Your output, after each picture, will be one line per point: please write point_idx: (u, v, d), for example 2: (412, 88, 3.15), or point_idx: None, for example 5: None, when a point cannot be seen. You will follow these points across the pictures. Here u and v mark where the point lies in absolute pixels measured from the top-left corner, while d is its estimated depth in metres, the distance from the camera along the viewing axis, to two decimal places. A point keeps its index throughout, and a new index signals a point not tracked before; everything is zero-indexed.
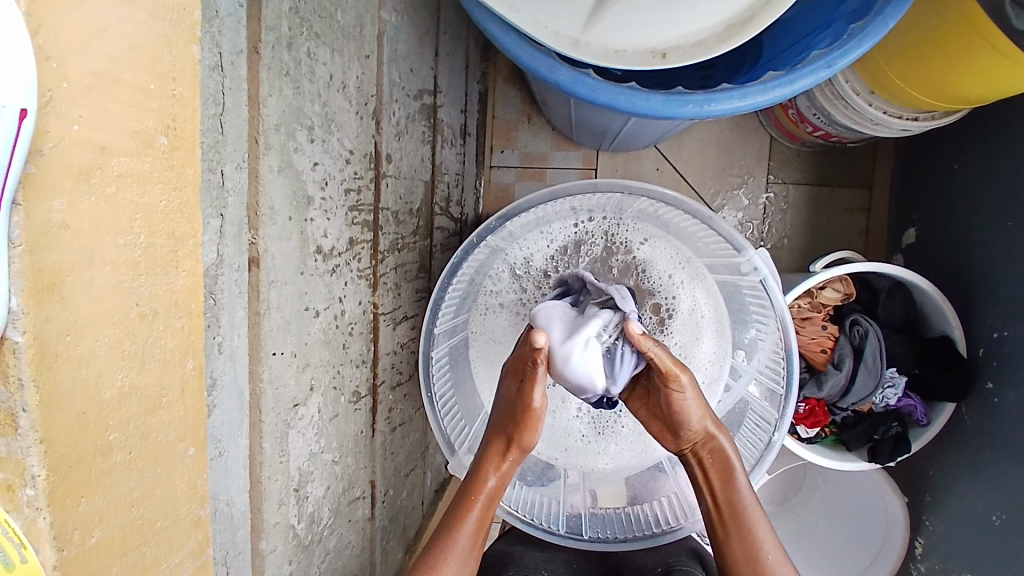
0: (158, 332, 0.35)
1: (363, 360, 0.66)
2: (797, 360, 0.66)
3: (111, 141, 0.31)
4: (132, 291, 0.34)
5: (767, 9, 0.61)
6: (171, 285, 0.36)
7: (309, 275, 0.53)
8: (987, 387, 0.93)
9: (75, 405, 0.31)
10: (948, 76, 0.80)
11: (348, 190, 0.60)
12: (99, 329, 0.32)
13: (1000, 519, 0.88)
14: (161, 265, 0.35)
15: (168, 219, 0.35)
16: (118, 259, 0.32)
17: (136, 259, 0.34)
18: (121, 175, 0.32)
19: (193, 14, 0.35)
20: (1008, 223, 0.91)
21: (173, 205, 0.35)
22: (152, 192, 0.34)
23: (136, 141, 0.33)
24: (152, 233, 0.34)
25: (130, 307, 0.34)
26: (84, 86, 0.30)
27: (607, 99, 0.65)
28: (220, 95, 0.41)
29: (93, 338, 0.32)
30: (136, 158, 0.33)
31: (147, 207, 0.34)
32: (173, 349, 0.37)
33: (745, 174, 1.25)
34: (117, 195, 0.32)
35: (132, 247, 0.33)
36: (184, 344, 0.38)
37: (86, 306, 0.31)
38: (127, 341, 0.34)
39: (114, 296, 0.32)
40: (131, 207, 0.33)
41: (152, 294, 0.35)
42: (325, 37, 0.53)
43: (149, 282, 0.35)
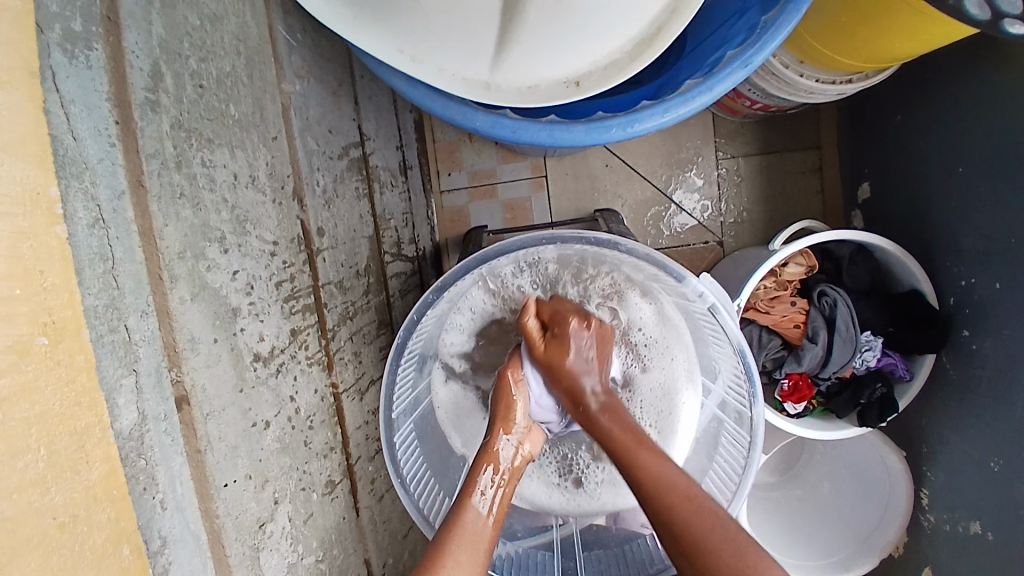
0: (83, 534, 0.34)
1: (330, 448, 0.64)
2: (757, 379, 0.64)
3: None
4: (47, 506, 0.32)
5: (674, 18, 0.59)
6: (86, 482, 0.34)
7: (250, 389, 0.51)
8: (964, 335, 0.93)
9: None
10: (875, 42, 0.79)
11: (280, 283, 0.58)
12: (21, 555, 0.30)
13: (997, 465, 0.89)
14: (68, 467, 0.33)
15: (67, 418, 0.33)
16: (22, 483, 0.31)
17: (40, 474, 0.32)
18: (5, 394, 0.30)
19: (47, 192, 0.33)
20: (960, 168, 0.90)
21: (68, 401, 0.33)
22: (44, 398, 0.32)
23: (13, 355, 0.31)
24: (51, 441, 0.32)
25: (48, 524, 0.32)
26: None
27: (529, 137, 0.62)
28: (107, 250, 0.38)
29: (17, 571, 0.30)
30: (15, 372, 0.31)
31: (41, 414, 0.32)
32: (105, 542, 0.35)
33: (693, 155, 1.24)
34: (4, 418, 0.30)
35: (35, 463, 0.31)
36: (115, 532, 0.35)
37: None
38: (52, 557, 0.32)
39: (29, 518, 0.31)
40: (23, 423, 0.31)
41: (67, 500, 0.33)
42: (219, 139, 0.50)
43: (61, 489, 0.33)
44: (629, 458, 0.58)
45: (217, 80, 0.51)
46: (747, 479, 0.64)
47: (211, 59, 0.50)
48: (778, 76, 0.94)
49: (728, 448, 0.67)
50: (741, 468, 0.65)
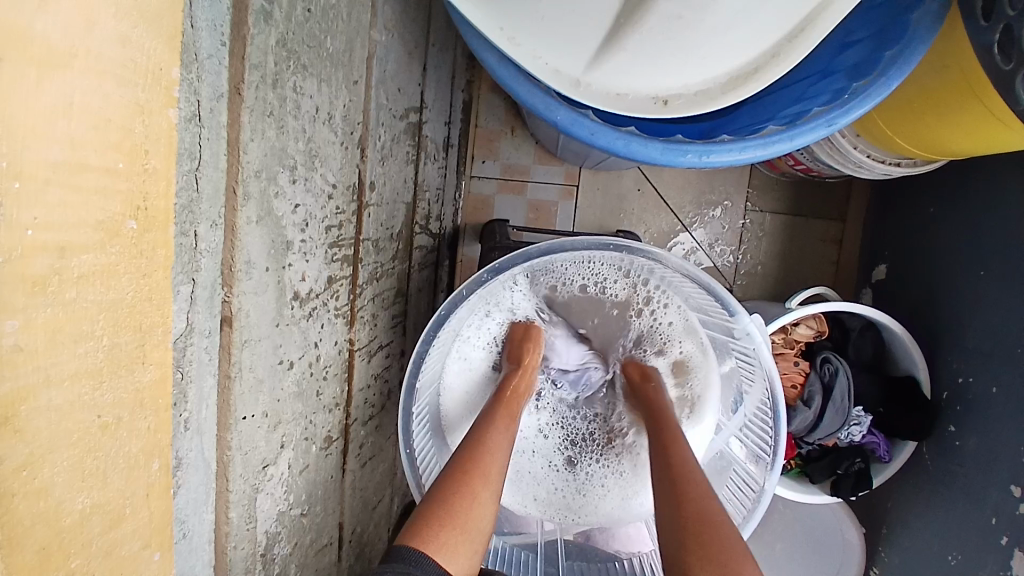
0: (123, 440, 0.32)
1: (335, 404, 0.63)
2: (784, 423, 0.63)
3: (71, 238, 0.28)
4: (94, 402, 0.30)
5: (773, 62, 0.60)
6: (138, 383, 0.33)
7: (284, 326, 0.49)
8: (949, 430, 0.95)
9: (35, 540, 0.28)
10: (941, 134, 0.81)
11: (330, 227, 0.56)
12: (58, 453, 0.29)
13: (955, 559, 0.91)
14: (126, 365, 0.32)
15: (135, 312, 0.32)
16: (77, 370, 0.29)
17: (97, 366, 0.30)
18: (84, 275, 0.29)
19: (170, 73, 0.32)
20: (981, 274, 0.92)
21: (140, 295, 0.32)
22: (119, 285, 0.31)
23: (101, 233, 0.29)
24: (116, 332, 0.31)
25: (93, 420, 0.30)
26: (41, 181, 0.26)
27: (605, 142, 0.62)
28: (196, 149, 0.37)
29: (52, 465, 0.28)
30: (101, 252, 0.30)
31: (112, 303, 0.31)
32: (139, 453, 0.34)
33: (724, 199, 1.25)
34: (78, 298, 0.29)
35: (95, 352, 0.30)
36: (150, 445, 0.35)
37: (45, 431, 0.28)
38: (88, 458, 0.30)
39: (74, 411, 0.29)
40: (95, 307, 0.30)
41: (116, 400, 0.32)
42: (313, 68, 0.49)
43: (112, 388, 0.31)
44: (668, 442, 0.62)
45: (323, 10, 0.49)
46: (751, 521, 0.63)
47: None
48: (832, 143, 0.95)
49: (738, 487, 0.67)
50: (746, 509, 0.64)
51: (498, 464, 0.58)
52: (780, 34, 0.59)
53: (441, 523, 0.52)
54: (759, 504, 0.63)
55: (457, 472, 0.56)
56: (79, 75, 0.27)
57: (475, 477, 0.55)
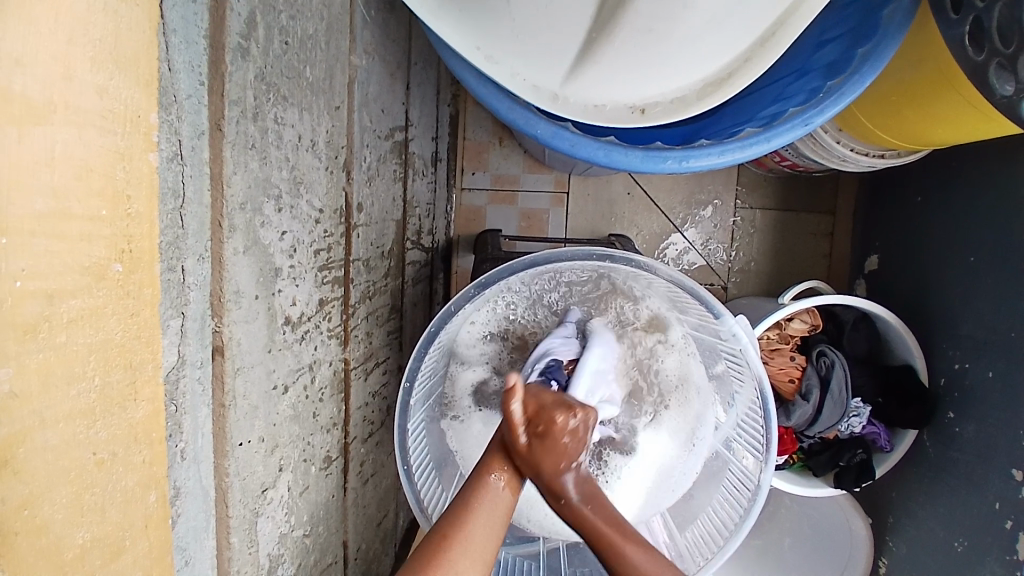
0: (119, 474, 0.33)
1: (333, 424, 0.63)
2: (774, 423, 0.65)
3: (59, 284, 0.29)
4: (90, 439, 0.32)
5: (747, 67, 0.61)
6: (131, 419, 0.34)
7: (277, 351, 0.50)
8: (947, 416, 0.95)
9: (38, 574, 0.29)
10: (920, 124, 0.82)
11: (318, 251, 0.57)
12: (56, 491, 0.30)
13: (961, 546, 0.91)
14: (118, 401, 0.33)
15: (126, 350, 0.33)
16: (72, 410, 0.30)
17: (91, 404, 0.32)
18: (74, 318, 0.30)
19: (149, 118, 0.33)
20: (971, 259, 0.93)
21: (129, 334, 0.33)
22: (108, 326, 0.32)
23: (88, 276, 0.31)
24: (107, 371, 0.32)
25: (88, 456, 0.32)
26: (27, 234, 0.27)
27: (586, 154, 0.63)
28: (179, 186, 0.38)
29: (50, 504, 0.30)
30: (88, 294, 0.31)
31: (103, 342, 0.32)
32: (136, 486, 0.35)
33: (713, 198, 1.26)
34: (69, 341, 0.30)
35: (87, 392, 0.31)
36: (146, 478, 0.36)
37: (40, 471, 0.29)
38: (85, 494, 0.32)
39: (69, 450, 0.30)
40: (85, 348, 0.31)
41: (111, 436, 0.33)
42: (293, 98, 0.50)
43: (106, 425, 0.33)
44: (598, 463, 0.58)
45: (300, 40, 0.51)
46: (749, 519, 0.64)
47: (299, 18, 0.50)
48: (815, 138, 0.96)
49: (733, 485, 0.68)
50: (743, 509, 0.65)
51: (480, 533, 0.51)
52: (751, 39, 0.60)
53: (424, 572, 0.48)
54: (755, 503, 0.64)
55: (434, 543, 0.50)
56: (60, 128, 0.28)
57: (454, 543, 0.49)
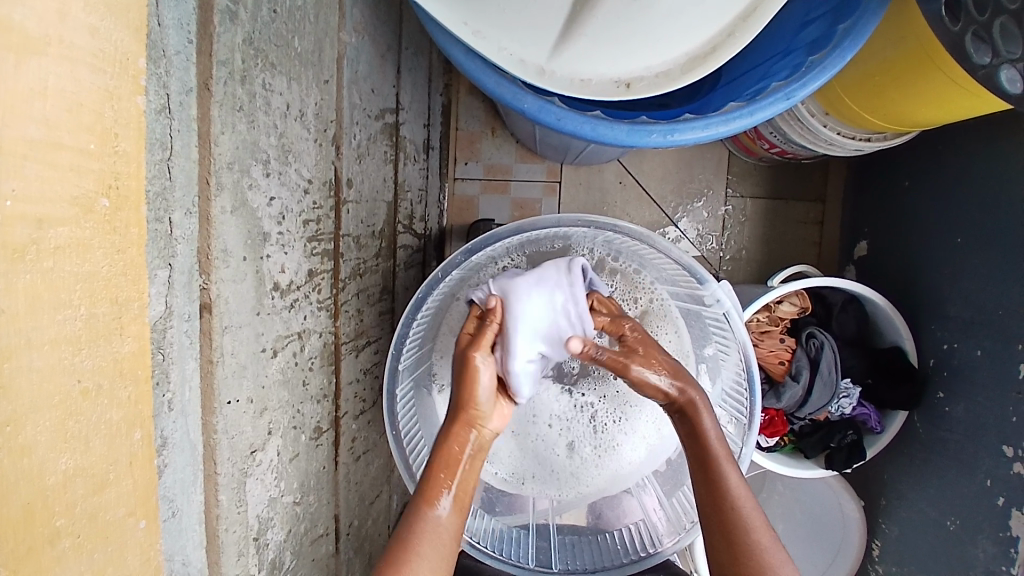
0: (103, 406, 0.34)
1: (323, 395, 0.64)
2: (758, 391, 0.66)
3: (48, 211, 0.30)
4: (75, 367, 0.33)
5: (729, 41, 0.62)
6: (117, 354, 0.35)
7: (265, 315, 0.51)
8: (938, 396, 0.96)
9: (21, 496, 0.30)
10: (904, 104, 0.83)
11: (307, 221, 0.58)
12: (41, 413, 0.31)
13: (954, 523, 0.92)
14: (103, 335, 0.34)
15: (112, 285, 0.34)
16: (59, 336, 0.31)
17: (76, 334, 0.32)
18: (61, 246, 0.31)
19: (137, 63, 0.34)
20: (958, 239, 0.94)
21: (116, 270, 0.34)
22: (94, 260, 0.33)
23: (76, 209, 0.31)
24: (93, 303, 0.33)
25: (73, 385, 0.33)
26: (20, 156, 0.28)
27: (572, 127, 0.64)
28: (167, 139, 0.39)
29: (35, 424, 0.31)
30: (75, 227, 0.32)
31: (89, 275, 0.33)
32: (120, 422, 0.36)
33: (704, 187, 1.27)
34: (56, 268, 0.31)
35: (73, 320, 0.32)
36: (131, 415, 0.37)
37: (26, 388, 0.30)
38: (69, 421, 0.33)
39: (56, 376, 0.31)
40: (71, 278, 0.32)
41: (96, 367, 0.34)
42: (281, 67, 0.51)
43: (91, 355, 0.33)
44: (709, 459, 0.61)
45: (288, 10, 0.52)
46: None
47: None
48: (802, 122, 0.98)
49: None
50: None
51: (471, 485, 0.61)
52: (734, 13, 0.61)
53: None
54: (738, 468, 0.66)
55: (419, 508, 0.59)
56: (54, 62, 0.29)
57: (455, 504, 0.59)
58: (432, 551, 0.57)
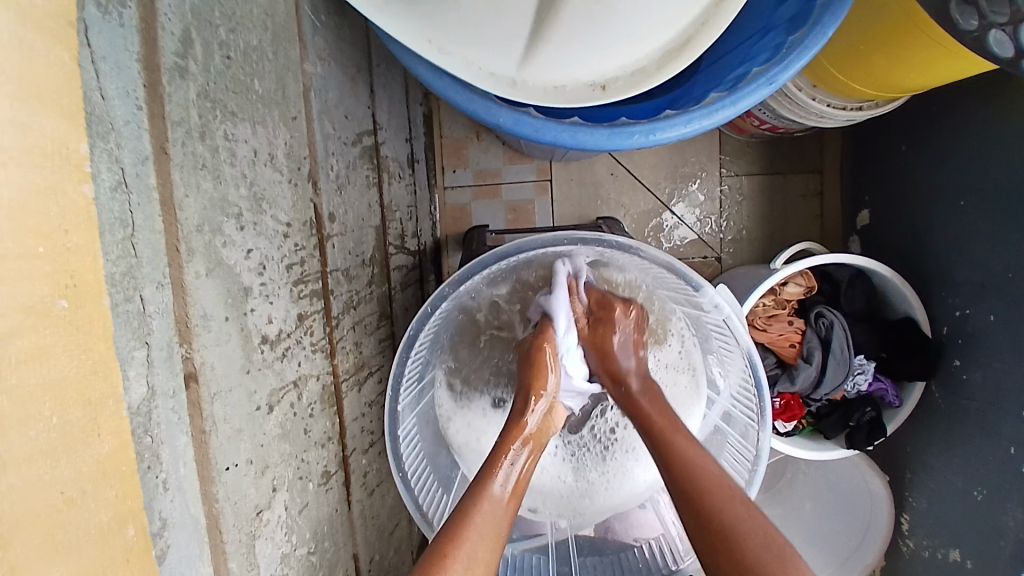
0: (91, 510, 0.33)
1: (328, 437, 0.63)
2: (766, 391, 0.64)
3: (2, 326, 0.29)
4: (55, 479, 0.32)
5: (704, 31, 0.60)
6: (96, 456, 0.34)
7: (255, 371, 0.49)
8: (954, 364, 0.94)
9: None
10: (892, 70, 0.80)
11: (291, 265, 0.56)
12: (25, 534, 0.30)
13: (981, 493, 0.90)
14: (81, 440, 0.33)
15: (83, 385, 0.33)
16: (32, 452, 0.30)
17: (52, 445, 0.32)
18: (18, 362, 0.30)
19: (78, 149, 0.33)
20: (962, 203, 0.91)
21: (85, 370, 0.33)
22: (60, 364, 0.32)
23: (32, 316, 0.31)
24: (64, 410, 0.32)
25: (55, 497, 0.31)
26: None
27: (552, 137, 0.62)
28: (128, 215, 0.37)
29: (20, 547, 0.29)
30: (33, 334, 0.31)
31: (56, 381, 0.32)
32: (111, 522, 0.34)
33: (698, 170, 1.24)
34: (20, 382, 0.30)
35: (46, 432, 0.31)
36: (121, 512, 0.35)
37: (8, 515, 0.29)
38: (58, 532, 0.31)
39: (35, 491, 0.30)
40: (39, 388, 0.31)
41: (76, 474, 0.33)
42: (243, 113, 0.49)
43: (71, 463, 0.33)
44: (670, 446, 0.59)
45: (244, 53, 0.50)
46: (749, 493, 0.64)
47: (239, 30, 0.49)
48: (790, 98, 0.94)
49: (730, 461, 0.67)
50: (742, 482, 0.65)
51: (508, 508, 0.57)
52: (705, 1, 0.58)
53: (456, 545, 0.53)
54: (755, 475, 0.63)
55: (457, 517, 0.55)
56: None
57: (469, 531, 0.54)
58: (495, 507, 0.57)
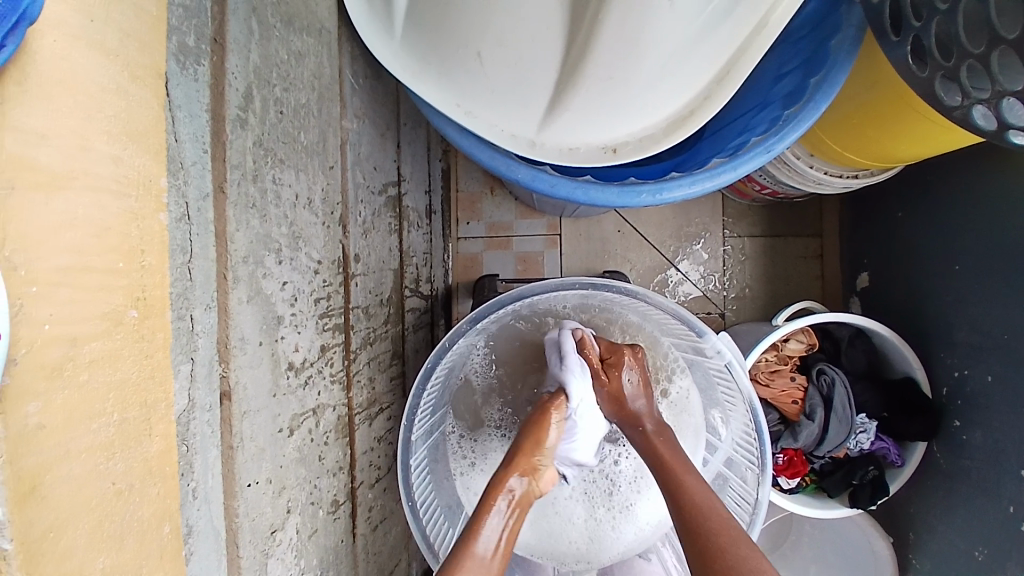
0: (134, 504, 0.36)
1: (339, 467, 0.65)
2: (766, 439, 0.68)
3: (82, 331, 0.33)
4: (108, 471, 0.35)
5: (706, 104, 0.66)
6: (144, 454, 0.37)
7: (281, 396, 0.53)
8: (954, 425, 0.95)
9: None
10: (884, 144, 0.86)
11: (319, 299, 0.61)
12: (78, 518, 0.33)
13: (982, 555, 0.90)
14: (133, 438, 0.37)
15: (140, 389, 0.37)
16: (92, 444, 0.34)
17: (109, 439, 0.35)
18: (92, 360, 0.34)
19: (158, 182, 0.39)
20: (956, 266, 0.96)
21: (142, 375, 0.37)
22: (124, 367, 0.36)
23: (105, 322, 0.35)
24: (124, 409, 0.36)
25: (106, 488, 0.35)
26: (55, 285, 0.32)
27: (566, 192, 0.67)
28: (188, 243, 0.42)
29: (72, 530, 0.32)
30: (106, 338, 0.35)
31: (119, 382, 0.36)
32: (150, 518, 0.38)
33: (702, 230, 1.30)
34: (89, 380, 0.34)
35: (106, 427, 0.35)
36: (160, 510, 0.39)
37: (64, 499, 0.32)
38: (105, 522, 0.34)
39: (91, 480, 0.34)
40: (104, 387, 0.35)
41: (127, 469, 0.36)
42: (289, 160, 0.55)
43: (123, 458, 0.36)
44: (675, 480, 0.60)
45: (294, 109, 0.56)
46: (750, 537, 0.67)
47: (292, 89, 0.56)
48: (789, 165, 1.01)
49: (732, 506, 0.70)
50: (744, 525, 0.68)
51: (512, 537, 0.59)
52: (708, 78, 0.65)
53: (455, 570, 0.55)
54: (756, 519, 0.67)
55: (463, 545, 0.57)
56: (78, 194, 0.33)
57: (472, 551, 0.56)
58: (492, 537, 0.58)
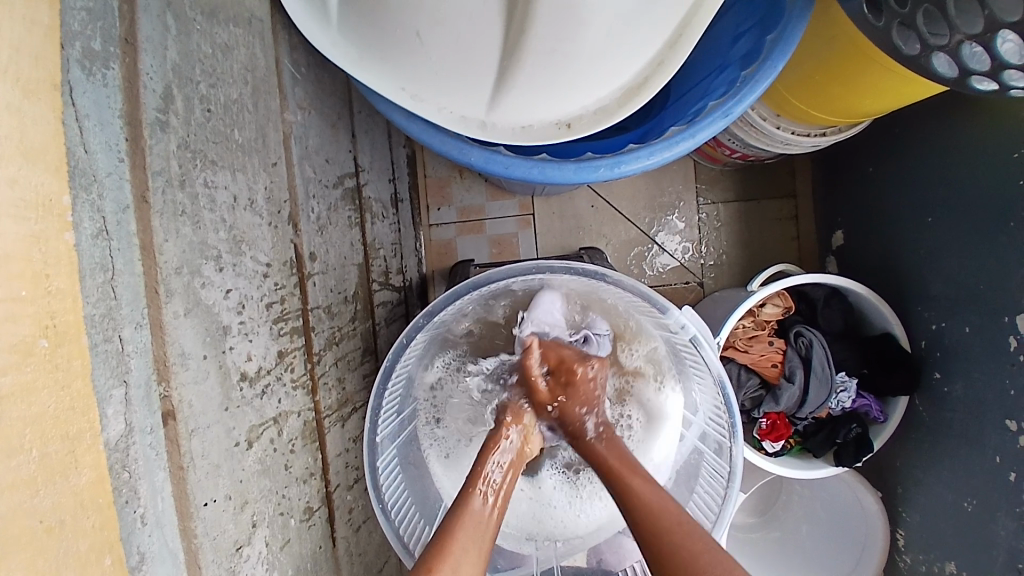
0: (69, 539, 0.35)
1: (310, 474, 0.64)
2: (736, 412, 0.67)
3: None
4: (35, 508, 0.34)
5: (660, 70, 0.63)
6: (74, 487, 0.36)
7: (235, 409, 0.51)
8: (935, 377, 0.95)
9: None
10: (846, 98, 0.84)
11: (270, 304, 0.58)
12: (9, 557, 0.32)
13: (971, 506, 0.90)
14: (59, 471, 0.35)
15: (62, 421, 0.35)
16: (14, 482, 0.32)
17: (32, 475, 0.34)
18: (3, 395, 0.32)
19: (61, 201, 0.36)
20: (929, 219, 0.94)
21: (63, 406, 0.36)
22: (39, 401, 0.34)
23: (15, 354, 0.33)
24: (45, 442, 0.34)
25: (36, 525, 0.33)
26: None
27: (521, 172, 0.65)
28: (108, 260, 0.39)
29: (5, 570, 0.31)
30: (16, 372, 0.33)
31: (36, 417, 0.34)
32: (88, 552, 0.36)
33: (675, 199, 1.28)
34: (1, 417, 0.32)
35: (27, 463, 0.33)
36: (100, 542, 0.37)
37: None
38: (39, 559, 0.33)
39: (17, 518, 0.32)
40: (19, 423, 0.33)
41: (56, 504, 0.35)
42: (223, 161, 0.52)
43: (51, 493, 0.35)
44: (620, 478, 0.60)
45: (224, 106, 0.53)
46: (726, 510, 0.66)
47: (220, 85, 0.53)
48: (754, 127, 0.98)
49: (708, 480, 0.70)
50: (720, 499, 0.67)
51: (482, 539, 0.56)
52: (660, 43, 0.62)
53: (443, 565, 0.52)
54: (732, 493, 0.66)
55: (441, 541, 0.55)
56: None
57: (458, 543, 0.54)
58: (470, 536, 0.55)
